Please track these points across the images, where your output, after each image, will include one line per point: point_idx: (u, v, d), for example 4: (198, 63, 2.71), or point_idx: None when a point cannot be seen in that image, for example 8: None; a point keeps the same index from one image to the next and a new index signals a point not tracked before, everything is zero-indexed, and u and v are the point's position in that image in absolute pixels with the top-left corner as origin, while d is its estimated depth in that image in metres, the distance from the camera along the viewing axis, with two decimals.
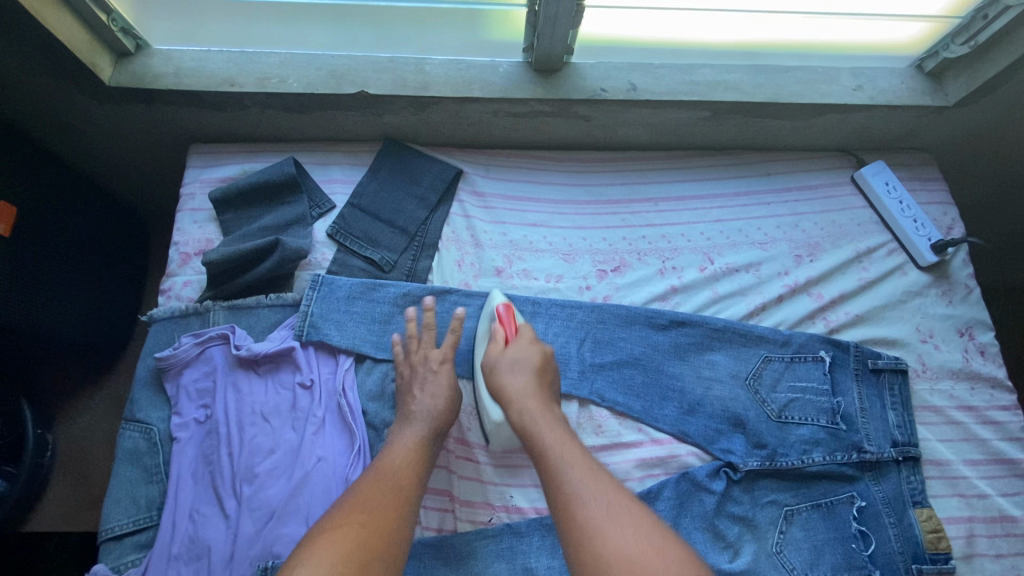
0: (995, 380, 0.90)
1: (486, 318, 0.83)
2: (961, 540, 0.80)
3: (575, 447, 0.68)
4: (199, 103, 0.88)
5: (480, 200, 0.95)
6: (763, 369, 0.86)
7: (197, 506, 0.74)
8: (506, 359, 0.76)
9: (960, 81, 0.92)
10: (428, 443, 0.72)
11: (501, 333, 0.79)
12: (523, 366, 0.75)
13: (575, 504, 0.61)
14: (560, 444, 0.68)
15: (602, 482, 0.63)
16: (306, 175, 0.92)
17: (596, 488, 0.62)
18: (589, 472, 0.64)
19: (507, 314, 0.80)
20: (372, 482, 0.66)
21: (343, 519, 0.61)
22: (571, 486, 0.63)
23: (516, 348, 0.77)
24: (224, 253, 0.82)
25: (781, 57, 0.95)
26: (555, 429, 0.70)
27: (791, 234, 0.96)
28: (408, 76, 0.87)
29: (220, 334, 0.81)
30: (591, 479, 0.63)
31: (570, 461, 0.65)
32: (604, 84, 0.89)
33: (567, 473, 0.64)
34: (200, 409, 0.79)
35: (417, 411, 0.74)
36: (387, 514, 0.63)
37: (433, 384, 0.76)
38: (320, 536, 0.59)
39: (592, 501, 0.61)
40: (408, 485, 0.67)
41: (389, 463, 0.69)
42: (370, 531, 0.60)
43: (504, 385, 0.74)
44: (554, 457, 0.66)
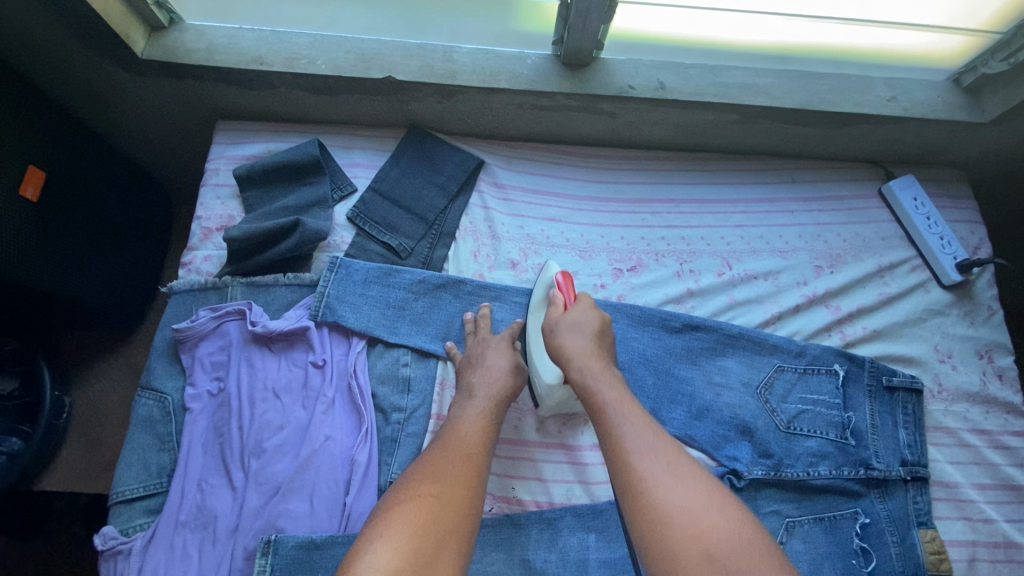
0: (1011, 405, 0.88)
1: (545, 287, 0.84)
2: (962, 563, 0.80)
3: (636, 409, 0.65)
4: (229, 80, 0.89)
5: (499, 192, 0.95)
6: (775, 378, 0.86)
7: (206, 476, 0.75)
8: (564, 322, 0.76)
9: (997, 98, 0.90)
10: (491, 416, 0.73)
11: (560, 299, 0.79)
12: (583, 328, 0.75)
13: (634, 460, 0.59)
14: (620, 403, 0.66)
15: (663, 441, 0.61)
16: (329, 157, 0.93)
17: (657, 447, 0.60)
18: (649, 430, 0.62)
19: (564, 282, 0.81)
20: (443, 455, 0.66)
21: (418, 490, 0.61)
22: (630, 444, 0.61)
23: (574, 312, 0.77)
24: (245, 230, 0.83)
25: (815, 63, 0.93)
26: (615, 388, 0.68)
27: (813, 244, 0.95)
28: (436, 63, 0.87)
29: (237, 309, 0.82)
30: (649, 437, 0.61)
31: (631, 422, 0.63)
32: (632, 81, 0.88)
33: (627, 431, 0.62)
34: (213, 382, 0.80)
35: (478, 383, 0.76)
36: (459, 485, 0.62)
37: (497, 358, 0.79)
38: (394, 509, 0.58)
39: (650, 459, 0.59)
40: (476, 455, 0.67)
41: (456, 434, 0.69)
42: (444, 503, 0.60)
43: (564, 345, 0.73)
44: (613, 415, 0.64)
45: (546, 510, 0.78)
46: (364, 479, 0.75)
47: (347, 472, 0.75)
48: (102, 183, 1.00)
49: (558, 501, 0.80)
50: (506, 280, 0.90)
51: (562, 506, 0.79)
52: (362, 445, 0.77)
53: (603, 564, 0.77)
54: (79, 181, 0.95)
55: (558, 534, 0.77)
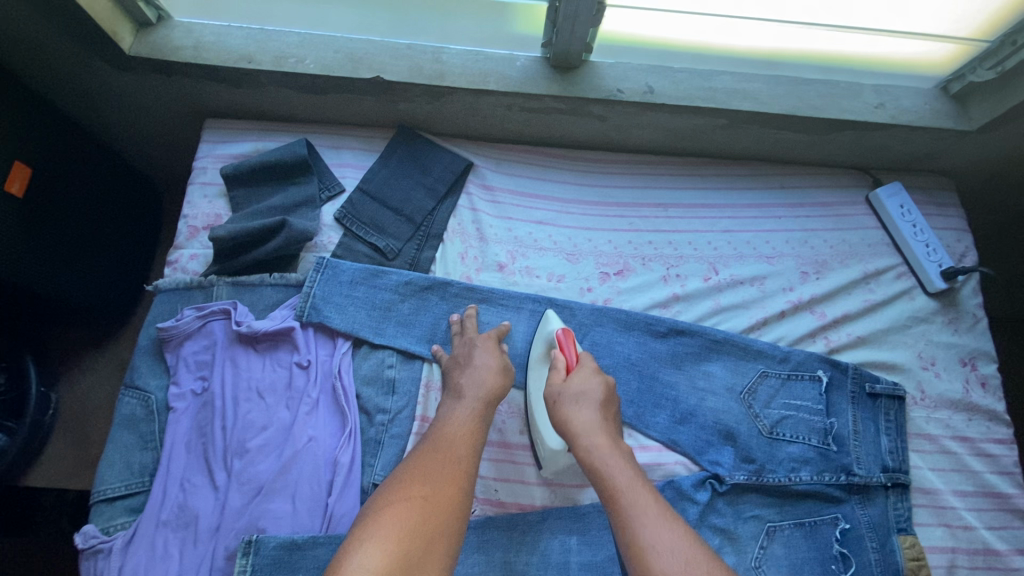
0: (993, 413, 0.89)
1: (544, 342, 0.83)
2: (941, 569, 0.80)
3: (650, 495, 0.64)
4: (217, 78, 0.89)
5: (488, 194, 0.95)
6: (758, 384, 0.86)
7: (188, 476, 0.75)
8: (569, 391, 0.74)
9: (984, 106, 0.90)
10: (480, 416, 0.73)
11: (563, 361, 0.78)
12: (589, 398, 0.73)
13: (654, 560, 0.58)
14: (633, 488, 0.64)
15: (680, 533, 0.60)
16: (317, 157, 0.93)
17: (674, 541, 0.59)
18: (665, 522, 0.61)
19: (566, 341, 0.80)
20: (433, 456, 0.67)
21: (410, 491, 0.62)
22: (649, 541, 0.59)
23: (579, 380, 0.75)
24: (231, 229, 0.83)
25: (804, 68, 0.93)
26: (626, 472, 0.66)
27: (799, 250, 0.95)
28: (425, 64, 0.87)
29: (222, 309, 0.82)
30: (667, 531, 0.60)
31: (647, 512, 0.62)
32: (621, 85, 0.88)
33: (644, 525, 0.60)
34: (197, 381, 0.80)
35: (467, 386, 0.76)
36: (448, 486, 0.64)
37: (485, 357, 0.79)
38: (385, 510, 0.59)
39: (670, 556, 0.58)
40: (465, 456, 0.68)
41: (446, 435, 0.70)
42: (434, 506, 0.61)
43: (570, 418, 0.71)
44: (628, 503, 0.63)
45: (529, 512, 0.79)
46: (347, 480, 0.75)
47: (329, 473, 0.76)
48: (84, 186, 0.99)
49: (541, 503, 0.80)
50: (493, 282, 0.90)
51: (544, 508, 0.79)
52: (345, 446, 0.77)
53: (584, 566, 0.77)
54: (61, 184, 0.94)
55: (540, 536, 0.78)
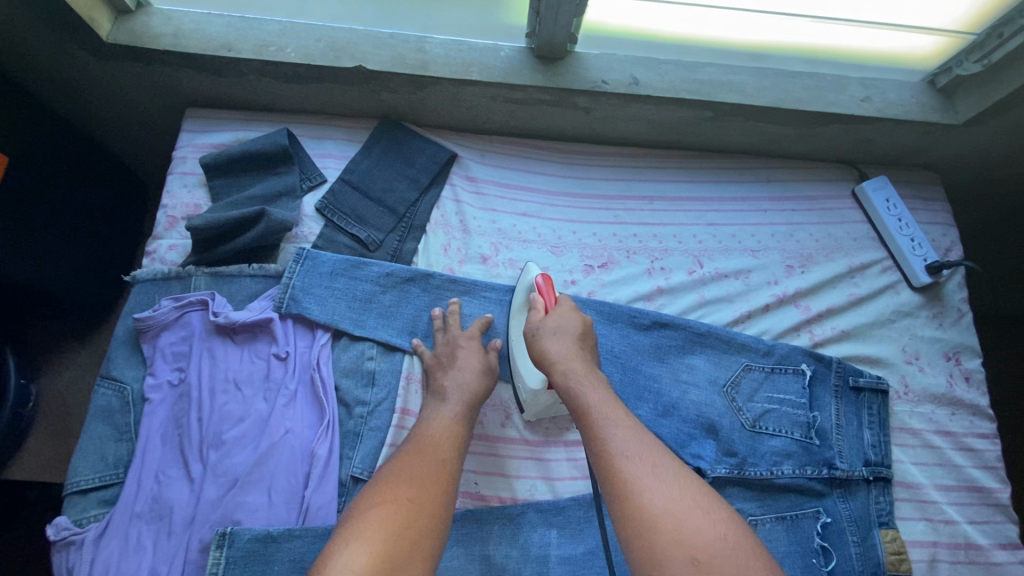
0: (977, 408, 0.88)
1: (525, 289, 0.84)
2: (923, 563, 0.80)
3: (621, 411, 0.66)
4: (197, 66, 0.88)
5: (472, 185, 0.94)
6: (741, 377, 0.86)
7: (163, 468, 0.74)
8: (546, 326, 0.76)
9: (971, 100, 0.89)
10: (463, 419, 0.73)
11: (540, 303, 0.79)
12: (567, 332, 0.75)
13: (621, 462, 0.60)
14: (606, 405, 0.66)
15: (649, 444, 0.62)
16: (299, 147, 0.92)
17: (643, 449, 0.61)
18: (635, 432, 0.63)
19: (545, 286, 0.80)
20: (416, 458, 0.66)
21: (394, 493, 0.61)
22: (618, 446, 0.61)
23: (557, 315, 0.77)
24: (209, 219, 0.82)
25: (790, 61, 0.93)
26: (600, 393, 0.68)
27: (785, 244, 0.95)
28: (408, 54, 0.86)
29: (200, 300, 0.81)
30: (636, 439, 0.62)
31: (618, 424, 0.64)
32: (606, 76, 0.87)
33: (615, 435, 0.62)
34: (174, 372, 0.79)
35: (450, 386, 0.76)
36: (432, 488, 0.63)
37: (467, 357, 0.79)
38: (369, 511, 0.58)
39: (638, 460, 0.60)
40: (449, 459, 0.67)
41: (428, 438, 0.69)
42: (418, 507, 0.60)
43: (547, 350, 0.73)
44: (600, 418, 0.65)
45: (509, 505, 0.78)
46: (324, 472, 0.74)
47: (306, 465, 0.75)
48: (62, 184, 0.97)
49: (521, 497, 0.79)
50: (476, 274, 0.89)
51: (524, 501, 0.79)
52: (323, 438, 0.76)
53: (564, 561, 0.77)
54: (37, 179, 0.92)
55: (520, 530, 0.77)
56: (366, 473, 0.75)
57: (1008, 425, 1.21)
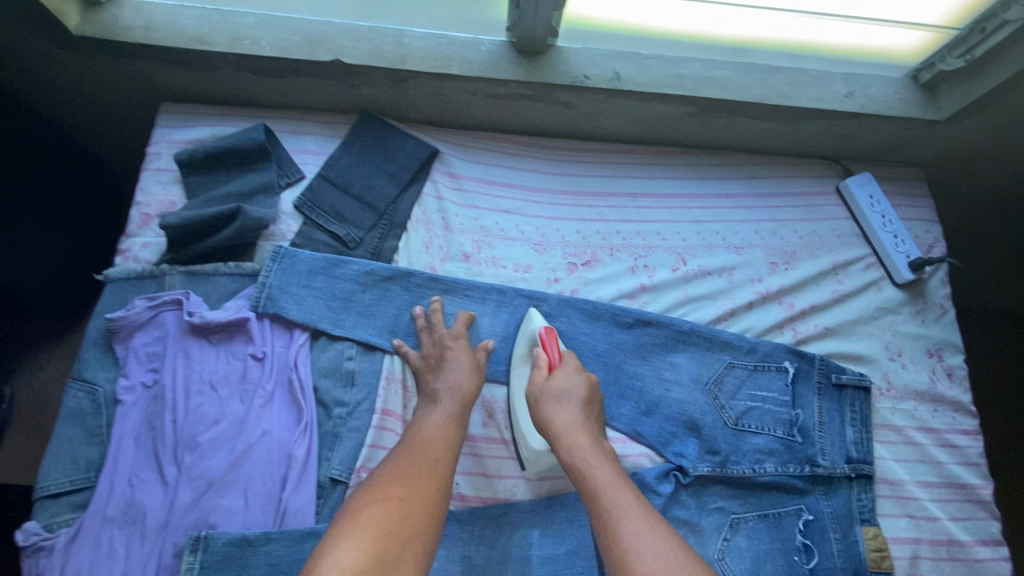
0: (959, 404, 0.89)
1: (526, 341, 0.82)
2: (904, 560, 0.80)
3: (631, 496, 0.65)
4: (170, 59, 0.85)
5: (453, 182, 0.93)
6: (725, 375, 0.85)
7: (137, 471, 0.73)
8: (551, 389, 0.74)
9: (955, 95, 0.89)
10: (456, 420, 0.73)
11: (544, 359, 0.78)
12: (570, 398, 0.74)
13: (633, 558, 0.58)
14: (615, 490, 0.65)
15: (660, 534, 0.61)
16: (276, 142, 0.90)
17: (654, 542, 0.60)
18: (646, 523, 0.62)
19: (548, 338, 0.79)
20: (409, 458, 0.66)
21: (387, 491, 0.61)
22: (630, 541, 0.60)
23: (561, 378, 0.76)
24: (183, 217, 0.80)
25: (774, 56, 0.92)
26: (608, 473, 0.67)
27: (769, 240, 0.94)
28: (386, 47, 0.84)
29: (174, 299, 0.80)
30: (647, 530, 0.61)
31: (628, 512, 0.63)
32: (588, 71, 0.86)
33: (625, 526, 0.61)
34: (148, 373, 0.78)
35: (441, 390, 0.75)
36: (425, 489, 0.63)
37: (458, 360, 0.78)
38: (360, 512, 0.58)
39: (650, 557, 0.58)
40: (442, 458, 0.68)
41: (422, 438, 0.69)
42: (410, 506, 0.60)
43: (552, 418, 0.72)
44: (608, 503, 0.64)
45: (492, 506, 0.78)
46: (302, 473, 0.74)
47: (283, 467, 0.74)
48: (31, 178, 0.94)
49: (502, 497, 0.79)
50: (457, 272, 0.88)
51: (506, 501, 0.78)
52: (300, 440, 0.75)
53: (546, 560, 0.76)
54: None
55: (502, 531, 0.77)
56: (345, 475, 0.74)
57: (990, 420, 1.21)
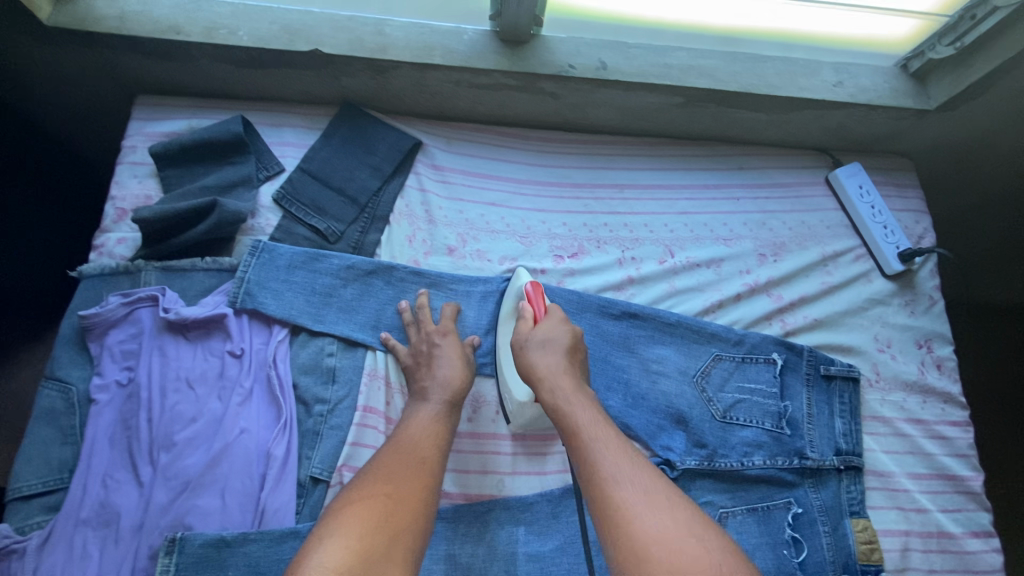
0: (949, 395, 0.88)
1: (513, 296, 0.81)
2: (895, 553, 0.79)
3: (610, 432, 0.65)
4: (144, 50, 0.83)
5: (437, 174, 0.91)
6: (712, 367, 0.84)
7: (111, 472, 0.71)
8: (534, 338, 0.73)
9: (944, 85, 0.88)
10: (446, 418, 0.71)
11: (529, 312, 0.76)
12: (555, 346, 0.72)
13: (611, 486, 0.59)
14: (595, 426, 0.65)
15: (641, 468, 0.61)
16: (255, 135, 0.88)
17: (635, 474, 0.60)
18: (624, 455, 0.62)
19: (535, 293, 0.78)
20: (396, 457, 0.64)
21: (371, 490, 0.59)
22: (609, 471, 0.60)
23: (546, 327, 0.74)
24: (158, 211, 0.78)
25: (762, 45, 0.91)
26: (589, 412, 0.67)
27: (757, 232, 0.93)
28: (366, 37, 0.82)
29: (150, 295, 0.78)
30: (625, 461, 0.61)
31: (607, 446, 0.63)
32: (573, 61, 0.84)
33: (604, 457, 0.62)
34: (123, 371, 0.76)
35: (431, 387, 0.73)
36: (413, 486, 0.61)
37: (448, 358, 0.76)
38: (344, 510, 0.57)
39: (631, 487, 0.59)
40: (430, 458, 0.66)
41: (409, 437, 0.67)
42: (396, 504, 0.59)
43: (534, 363, 0.71)
44: (589, 439, 0.64)
45: (477, 502, 0.76)
46: (281, 472, 0.72)
47: (262, 466, 0.72)
48: None
49: (487, 494, 0.77)
50: (442, 266, 0.86)
51: (491, 498, 0.77)
52: (279, 438, 0.73)
53: (532, 558, 0.75)
54: None
55: (487, 528, 0.75)
56: (326, 473, 0.73)
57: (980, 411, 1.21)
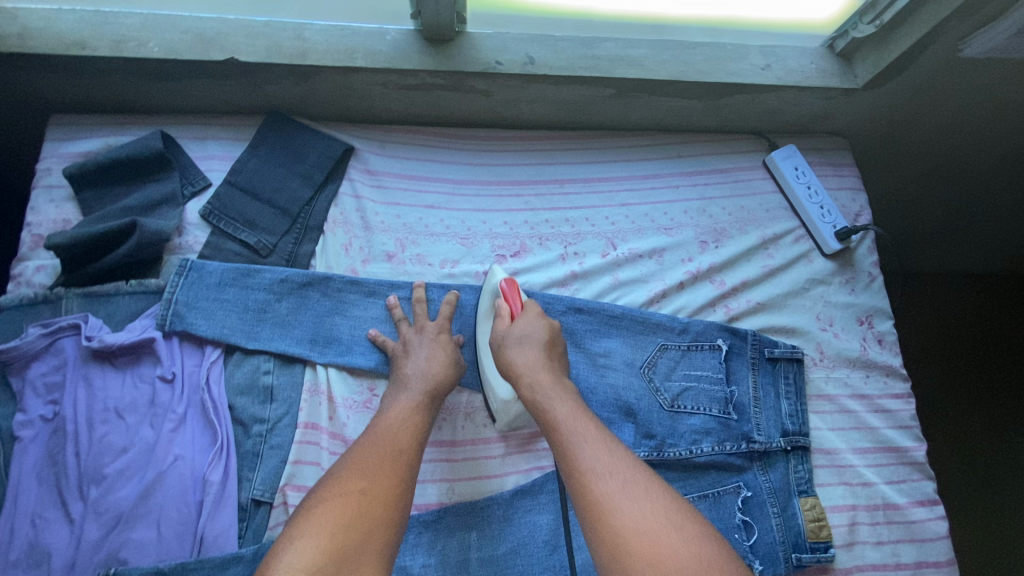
0: (890, 368, 0.90)
1: (490, 295, 0.81)
2: (843, 528, 0.81)
3: (588, 422, 0.66)
4: (50, 67, 0.79)
5: (371, 179, 0.89)
6: (658, 357, 0.85)
7: (40, 510, 0.68)
8: (512, 335, 0.74)
9: (868, 63, 0.89)
10: (423, 407, 0.71)
11: (507, 310, 0.77)
12: (533, 341, 0.73)
13: (591, 479, 0.59)
14: (573, 418, 0.66)
15: (620, 458, 0.62)
16: (178, 150, 0.85)
17: (612, 463, 0.61)
18: (604, 446, 0.63)
19: (510, 290, 0.79)
20: (371, 446, 0.65)
21: (344, 487, 0.60)
22: (586, 461, 0.61)
23: (522, 323, 0.75)
24: (73, 235, 0.75)
25: (691, 32, 0.90)
26: (567, 404, 0.68)
27: (698, 219, 0.93)
28: (284, 42, 0.80)
29: (72, 324, 0.75)
30: (604, 453, 0.62)
31: (585, 436, 0.64)
32: (500, 57, 0.83)
33: (583, 449, 0.62)
34: (48, 405, 0.72)
35: (412, 376, 0.74)
36: (385, 476, 0.62)
37: (430, 349, 0.76)
38: (317, 507, 0.58)
39: (609, 477, 0.59)
40: (407, 450, 0.66)
41: (384, 426, 0.68)
42: (371, 499, 0.59)
43: (513, 360, 0.72)
44: (567, 432, 0.65)
45: (423, 512, 0.75)
46: (220, 497, 0.70)
47: (198, 493, 0.70)
48: None
49: (436, 502, 0.77)
50: (381, 273, 0.85)
51: (442, 506, 0.76)
52: (216, 463, 0.71)
53: (485, 562, 0.75)
54: None
55: (438, 537, 0.75)
56: (268, 495, 0.72)
57: (941, 391, 1.25)
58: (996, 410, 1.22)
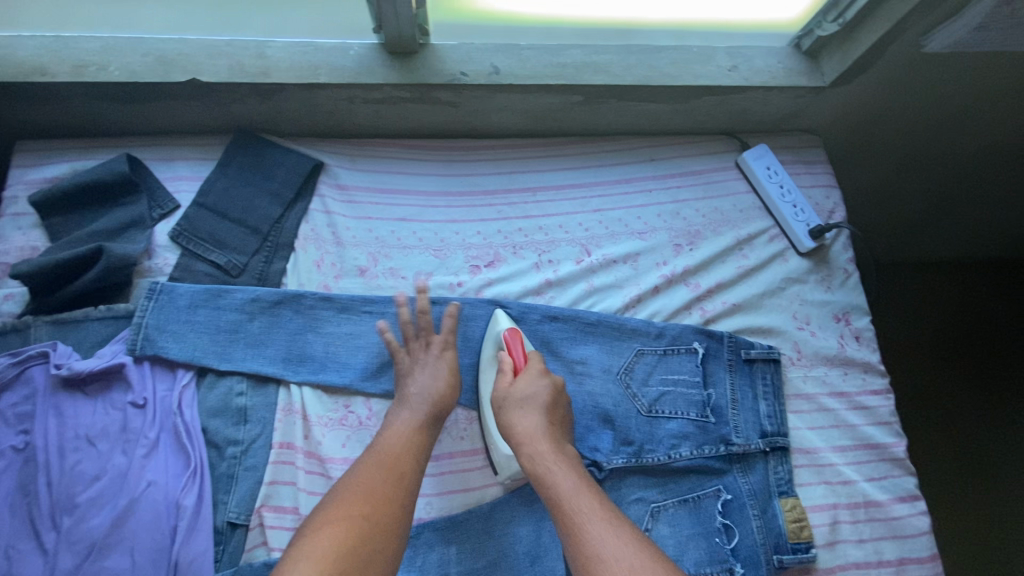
0: (868, 364, 0.89)
1: (493, 343, 0.81)
2: (824, 527, 0.81)
3: (594, 499, 0.65)
4: (11, 94, 0.79)
5: (342, 194, 0.89)
6: (635, 363, 0.84)
7: (12, 542, 0.67)
8: (514, 396, 0.73)
9: (834, 60, 0.89)
10: (426, 429, 0.71)
11: (509, 364, 0.77)
12: (534, 403, 0.73)
13: (597, 564, 0.59)
14: (578, 496, 0.65)
15: (625, 535, 0.61)
16: (146, 172, 0.85)
17: (618, 542, 0.60)
18: (609, 523, 0.62)
19: (511, 339, 0.78)
20: (374, 470, 0.65)
21: (344, 511, 0.60)
22: (592, 542, 0.60)
23: (524, 382, 0.74)
24: (39, 263, 0.74)
25: (657, 35, 0.90)
26: (571, 479, 0.67)
27: (671, 223, 0.93)
28: (247, 61, 0.80)
29: (40, 352, 0.74)
30: (611, 534, 0.61)
31: (591, 515, 0.63)
32: (465, 68, 0.83)
33: (587, 528, 0.62)
34: (18, 436, 0.72)
35: (415, 395, 0.73)
36: (387, 504, 0.62)
37: (434, 368, 0.76)
38: (318, 532, 0.58)
39: (615, 560, 0.59)
40: (408, 473, 0.66)
41: (387, 447, 0.68)
42: (371, 526, 0.60)
43: (515, 424, 0.71)
44: (572, 509, 0.64)
45: None
46: (194, 523, 0.70)
47: (172, 519, 0.70)
48: None
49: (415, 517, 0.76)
50: (354, 289, 0.84)
51: (421, 522, 0.76)
52: (189, 488, 0.71)
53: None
54: None
55: (417, 552, 0.75)
56: (244, 517, 0.72)
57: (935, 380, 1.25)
58: (985, 399, 1.23)
